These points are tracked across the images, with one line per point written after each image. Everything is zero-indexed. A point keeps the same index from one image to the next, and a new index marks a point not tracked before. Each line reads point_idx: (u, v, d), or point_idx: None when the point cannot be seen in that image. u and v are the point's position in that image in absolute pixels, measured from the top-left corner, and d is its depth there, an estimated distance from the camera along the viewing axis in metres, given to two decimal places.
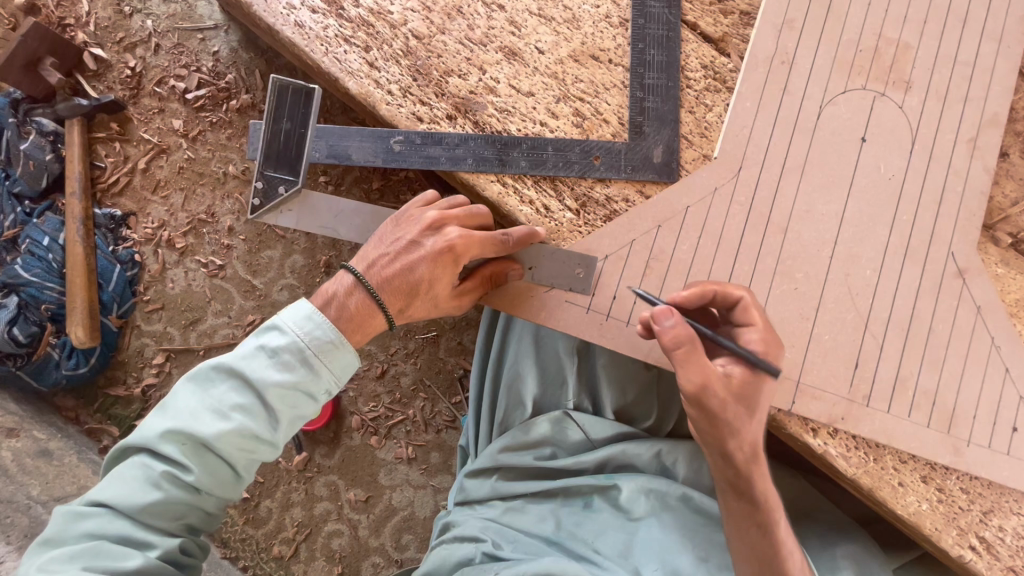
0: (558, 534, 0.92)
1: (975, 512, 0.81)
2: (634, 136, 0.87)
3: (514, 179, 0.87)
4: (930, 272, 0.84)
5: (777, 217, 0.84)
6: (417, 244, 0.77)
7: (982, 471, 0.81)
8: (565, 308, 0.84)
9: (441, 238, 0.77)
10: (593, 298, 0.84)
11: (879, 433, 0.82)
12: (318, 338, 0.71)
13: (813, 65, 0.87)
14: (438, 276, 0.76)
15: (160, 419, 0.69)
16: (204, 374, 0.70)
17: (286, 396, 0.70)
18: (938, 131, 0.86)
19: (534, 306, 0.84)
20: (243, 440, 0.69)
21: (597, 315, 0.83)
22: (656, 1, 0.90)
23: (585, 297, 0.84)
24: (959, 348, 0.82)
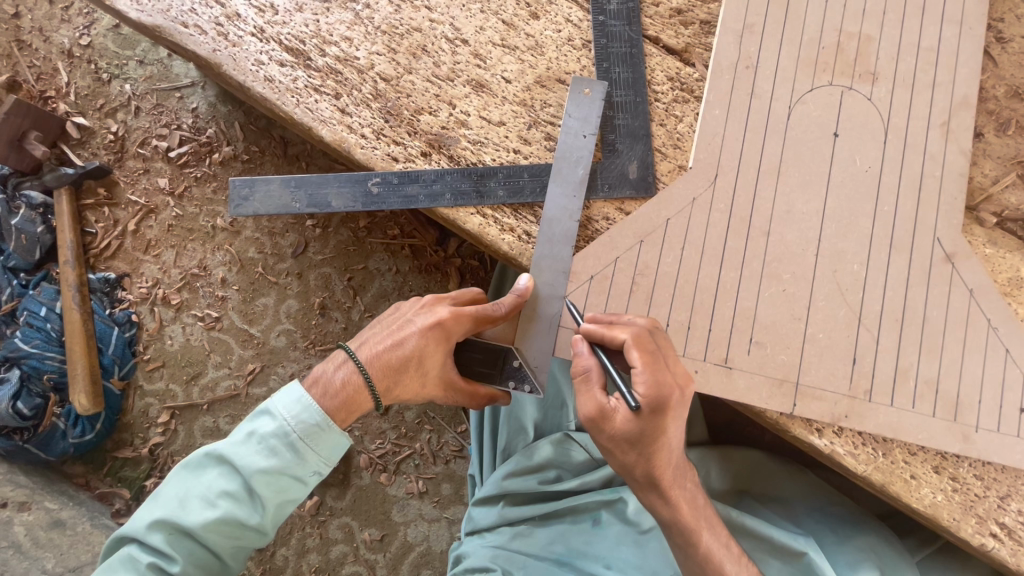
0: (569, 554, 0.92)
1: (992, 498, 0.80)
2: (608, 155, 0.88)
3: (492, 210, 0.87)
4: (918, 260, 0.83)
5: (757, 220, 0.84)
6: (409, 321, 0.78)
7: (996, 456, 0.80)
8: (557, 330, 0.83)
9: (432, 315, 0.77)
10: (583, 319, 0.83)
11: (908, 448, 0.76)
12: (304, 421, 0.71)
13: (777, 67, 0.88)
14: (429, 349, 0.76)
15: (152, 507, 0.71)
16: (195, 462, 0.72)
17: (266, 482, 0.70)
18: (910, 119, 0.87)
19: (524, 333, 0.84)
20: (235, 525, 0.70)
21: None
22: (617, 20, 0.92)
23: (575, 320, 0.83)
24: (957, 333, 0.82)
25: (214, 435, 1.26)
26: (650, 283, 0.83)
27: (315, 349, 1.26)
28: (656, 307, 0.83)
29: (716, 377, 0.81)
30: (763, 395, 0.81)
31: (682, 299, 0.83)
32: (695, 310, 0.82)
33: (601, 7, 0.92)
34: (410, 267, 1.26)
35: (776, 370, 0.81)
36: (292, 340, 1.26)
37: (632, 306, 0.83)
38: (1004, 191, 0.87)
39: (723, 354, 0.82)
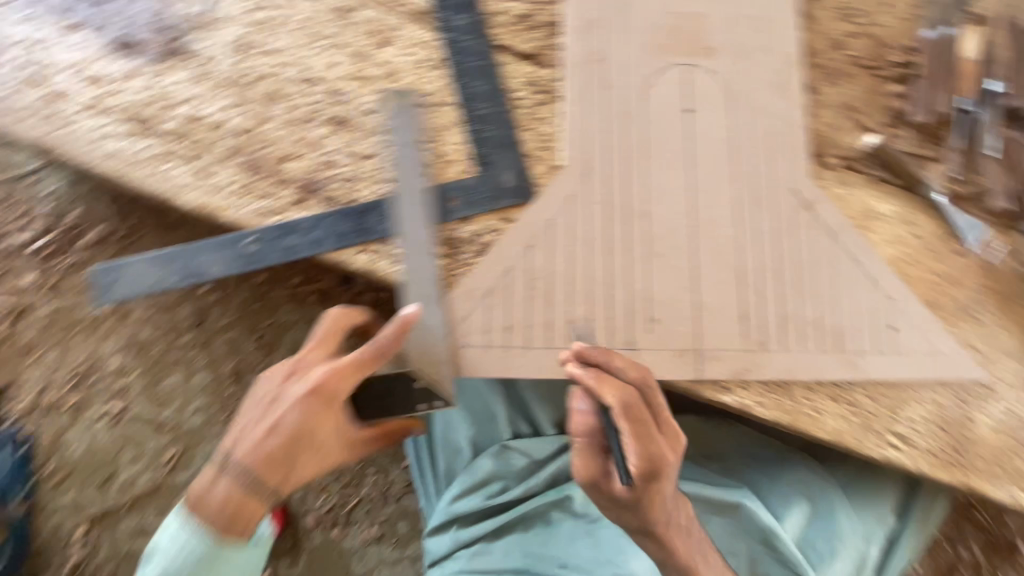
0: (528, 561, 0.94)
1: (885, 412, 0.88)
2: (483, 168, 0.89)
3: (379, 244, 0.86)
4: (782, 212, 0.90)
5: (634, 204, 0.87)
6: (281, 396, 0.75)
7: (881, 374, 0.87)
8: (463, 352, 0.82)
9: (306, 380, 0.75)
10: (488, 336, 0.82)
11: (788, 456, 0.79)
12: (188, 555, 0.72)
13: (624, 56, 0.93)
14: (311, 418, 0.74)
15: None
16: None
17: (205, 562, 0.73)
18: (752, 86, 0.93)
19: (429, 362, 0.82)
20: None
21: (496, 350, 0.82)
22: (466, 35, 0.93)
23: (479, 337, 0.82)
24: (829, 272, 0.89)
25: (142, 534, 1.17)
26: (546, 286, 0.83)
27: (236, 419, 1.19)
28: (556, 308, 0.83)
29: (629, 361, 0.83)
30: (673, 368, 0.84)
31: (581, 293, 0.84)
32: (594, 302, 0.84)
33: (450, 25, 0.93)
34: (320, 312, 1.21)
35: (679, 341, 0.85)
36: (210, 415, 1.19)
37: (531, 312, 0.83)
38: (843, 135, 0.96)
39: (628, 338, 0.83)
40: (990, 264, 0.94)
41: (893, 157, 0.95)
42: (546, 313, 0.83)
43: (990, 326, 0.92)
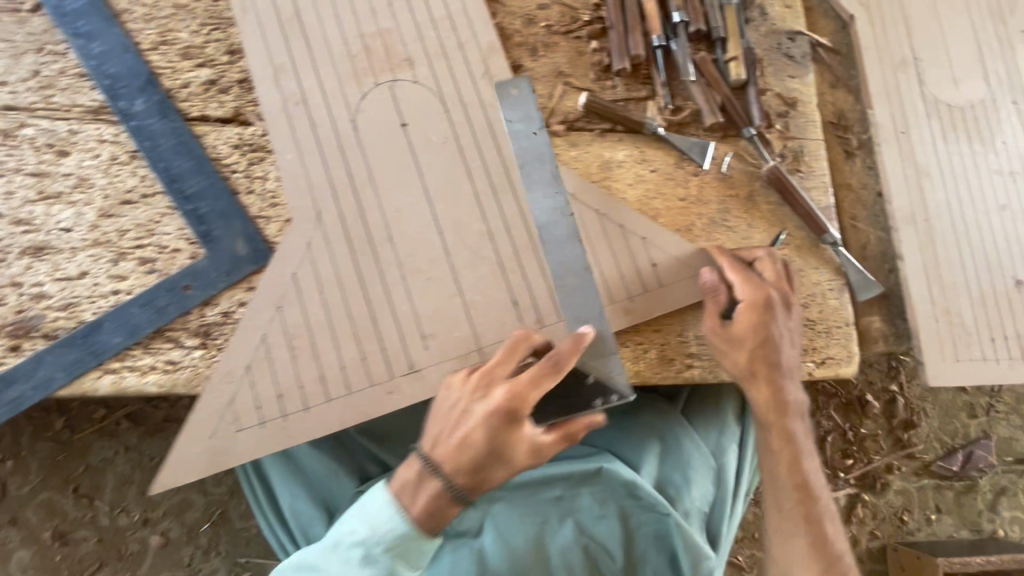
0: None
1: (672, 338, 0.94)
2: (208, 246, 0.84)
3: (118, 360, 0.80)
4: (524, 191, 0.89)
5: (373, 232, 0.85)
6: None
7: (656, 310, 0.91)
8: (240, 436, 0.79)
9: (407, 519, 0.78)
10: (260, 410, 0.79)
11: (749, 286, 0.87)
12: None
13: (324, 92, 0.91)
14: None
15: None
16: None
17: (403, 544, 0.75)
18: (456, 82, 0.93)
19: (211, 456, 0.78)
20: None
21: (273, 421, 0.79)
22: (149, 117, 0.87)
23: (251, 415, 0.79)
24: (581, 235, 0.91)
25: None
26: (307, 340, 0.81)
27: None
28: (323, 359, 0.81)
29: (410, 386, 0.81)
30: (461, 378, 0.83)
31: (342, 337, 0.82)
32: (359, 339, 0.82)
33: (129, 113, 0.87)
34: (136, 437, 1.12)
35: (459, 350, 0.83)
36: None
37: (298, 372, 0.80)
38: (559, 101, 1.00)
39: (404, 361, 0.82)
40: (722, 173, 1.02)
41: (603, 108, 0.98)
42: (317, 368, 0.81)
43: (737, 227, 1.00)
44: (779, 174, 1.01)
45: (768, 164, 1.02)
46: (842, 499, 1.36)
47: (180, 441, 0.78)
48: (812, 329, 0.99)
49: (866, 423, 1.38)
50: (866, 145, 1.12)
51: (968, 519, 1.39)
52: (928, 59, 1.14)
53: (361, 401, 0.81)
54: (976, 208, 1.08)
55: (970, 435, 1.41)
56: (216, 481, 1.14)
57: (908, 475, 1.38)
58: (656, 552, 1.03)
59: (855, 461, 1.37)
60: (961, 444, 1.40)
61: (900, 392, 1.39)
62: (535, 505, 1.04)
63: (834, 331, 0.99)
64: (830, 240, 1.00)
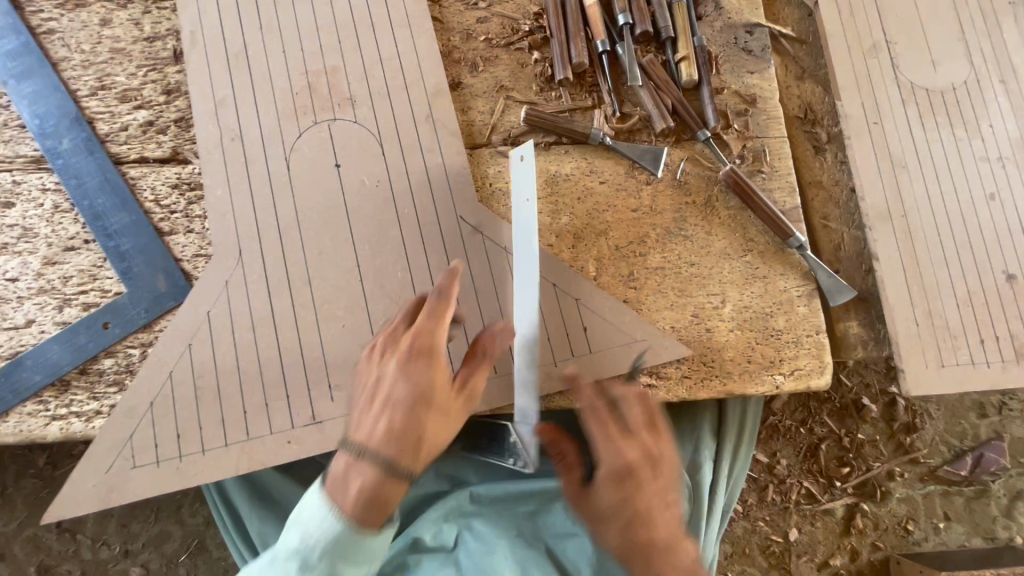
0: None
1: (618, 380, 0.89)
2: (130, 283, 0.86)
3: (39, 395, 0.82)
4: (450, 241, 0.90)
5: (294, 276, 0.86)
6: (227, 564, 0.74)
7: (578, 380, 0.88)
8: (135, 471, 0.79)
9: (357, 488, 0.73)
10: (158, 449, 0.80)
11: (609, 450, 0.81)
12: None
13: (261, 130, 0.91)
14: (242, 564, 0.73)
15: None
16: None
17: (424, 491, 0.70)
18: (397, 122, 0.93)
19: (101, 490, 0.78)
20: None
21: (169, 463, 0.80)
22: (81, 159, 0.89)
23: (151, 452, 0.80)
24: (507, 292, 0.89)
25: None
26: (212, 384, 0.82)
27: None
28: (231, 412, 0.82)
29: (310, 437, 0.82)
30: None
31: (250, 383, 0.83)
32: (266, 386, 0.83)
33: (56, 151, 0.89)
34: None
35: None
36: None
37: (203, 418, 0.81)
38: (501, 117, 0.98)
39: (309, 412, 0.83)
40: (677, 180, 0.97)
41: (546, 122, 0.96)
42: (234, 412, 0.82)
43: (694, 235, 0.95)
44: (737, 178, 0.95)
45: (725, 166, 0.96)
46: (839, 509, 1.29)
47: (76, 473, 0.78)
48: (780, 339, 0.93)
49: (863, 428, 1.30)
50: (837, 138, 1.05)
51: (981, 526, 1.30)
52: (903, 42, 1.06)
53: (260, 450, 0.81)
54: (959, 200, 1.00)
55: (980, 437, 1.32)
56: (193, 511, 1.15)
57: (911, 481, 1.30)
58: None
59: (852, 469, 1.29)
60: (970, 446, 1.31)
61: (900, 394, 1.31)
62: (507, 522, 0.98)
63: (803, 341, 0.93)
64: (795, 245, 0.94)
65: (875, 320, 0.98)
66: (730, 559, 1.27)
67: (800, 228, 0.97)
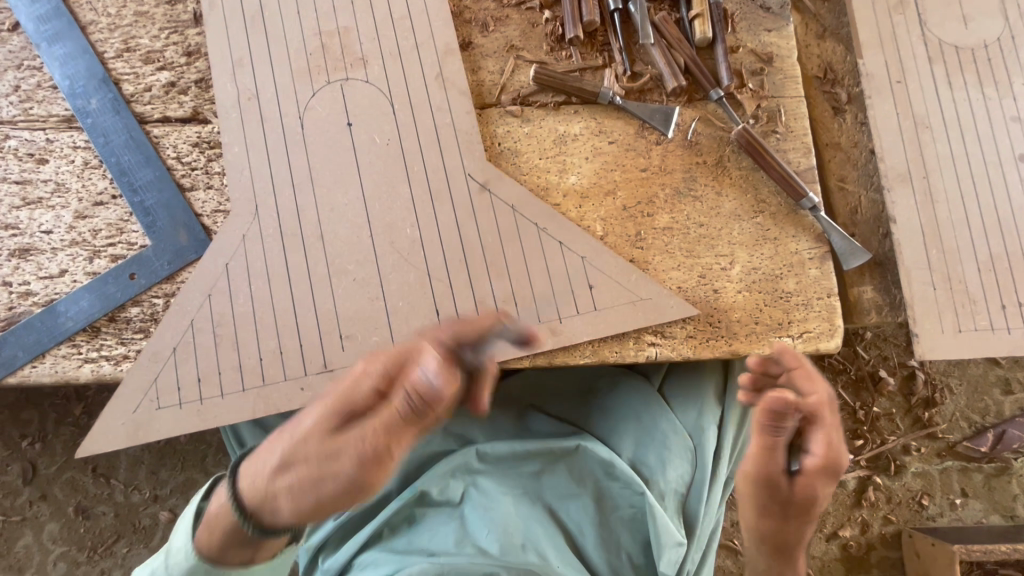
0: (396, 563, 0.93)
1: (623, 336, 0.90)
2: (155, 236, 0.90)
3: (72, 340, 0.87)
4: (458, 198, 0.91)
5: (308, 230, 0.89)
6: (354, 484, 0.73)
7: (584, 335, 0.89)
8: (160, 412, 0.84)
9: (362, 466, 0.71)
10: (181, 392, 0.84)
11: (828, 450, 0.83)
12: None
13: (276, 89, 0.93)
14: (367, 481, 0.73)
15: None
16: None
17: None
18: (407, 83, 0.94)
19: (129, 428, 0.83)
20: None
21: (191, 405, 0.84)
22: (108, 119, 0.93)
23: (174, 394, 0.84)
24: (514, 248, 0.90)
25: None
26: (230, 332, 0.86)
27: (99, 553, 1.18)
28: (247, 359, 0.86)
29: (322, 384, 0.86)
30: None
31: (266, 331, 0.87)
32: (281, 334, 0.86)
33: (85, 111, 0.93)
34: None
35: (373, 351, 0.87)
36: (72, 561, 1.18)
37: (222, 363, 0.85)
38: (511, 77, 0.98)
39: (322, 360, 0.86)
40: (688, 140, 0.96)
41: (556, 81, 0.96)
42: (251, 359, 0.86)
43: (704, 196, 0.95)
44: (750, 137, 0.94)
45: (738, 126, 0.95)
46: (851, 481, 1.27)
47: (105, 412, 0.84)
48: (789, 301, 0.92)
49: (879, 401, 1.28)
50: (858, 98, 1.02)
51: (1000, 504, 1.27)
52: None
53: (275, 395, 0.85)
54: (986, 161, 0.96)
55: (1003, 413, 1.28)
56: (216, 462, 1.22)
57: (928, 456, 1.28)
58: (628, 535, 0.98)
59: (865, 442, 1.28)
60: (992, 422, 1.28)
61: (920, 367, 1.28)
62: (510, 483, 0.99)
63: (814, 304, 0.91)
64: (808, 206, 0.93)
65: (891, 285, 0.96)
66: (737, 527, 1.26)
67: (814, 189, 0.95)
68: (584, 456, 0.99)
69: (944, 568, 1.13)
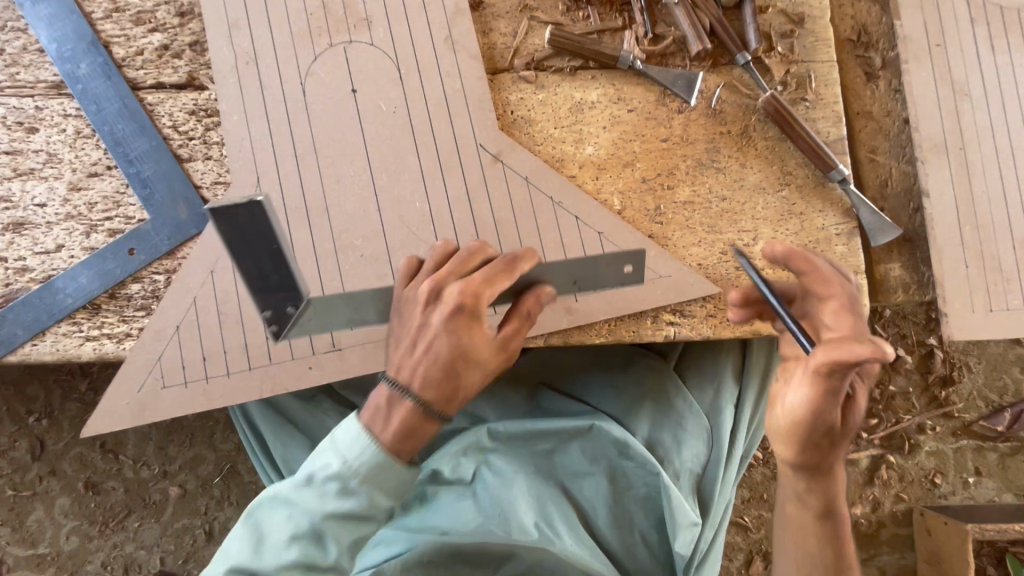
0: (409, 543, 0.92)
1: (641, 315, 0.87)
2: (153, 209, 0.86)
3: (72, 318, 0.84)
4: (469, 169, 0.87)
5: (312, 203, 0.85)
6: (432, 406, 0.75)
7: (601, 314, 0.86)
8: (165, 391, 0.82)
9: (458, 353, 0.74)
10: (186, 370, 0.82)
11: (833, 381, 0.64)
12: None
13: (276, 52, 0.88)
14: (472, 368, 0.75)
15: None
16: None
17: (376, 474, 0.70)
18: (415, 46, 0.89)
19: (134, 408, 0.81)
20: (304, 571, 0.69)
21: (197, 384, 0.82)
22: (99, 84, 0.88)
23: (179, 373, 0.82)
24: (528, 222, 0.86)
25: None
26: (235, 310, 0.83)
27: (110, 528, 1.18)
28: (253, 337, 0.83)
29: (330, 363, 0.84)
30: (380, 359, 0.84)
31: None
32: None
33: (74, 76, 0.88)
34: None
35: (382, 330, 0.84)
36: (84, 535, 1.18)
37: (227, 342, 0.83)
38: (525, 40, 0.92)
39: (330, 339, 0.84)
40: (711, 108, 0.91)
41: (573, 44, 0.90)
42: (256, 338, 0.83)
43: (728, 167, 0.90)
44: (777, 105, 0.88)
45: (766, 92, 0.89)
46: (864, 459, 1.26)
47: (109, 392, 0.81)
48: None
49: (896, 380, 1.25)
50: (893, 63, 0.96)
51: (1014, 483, 1.26)
52: None
53: (282, 374, 0.83)
54: None
55: (1021, 393, 1.26)
56: (224, 438, 1.21)
57: (943, 436, 1.26)
58: (642, 514, 0.97)
59: (880, 421, 1.26)
60: (1010, 402, 1.25)
61: (939, 346, 1.24)
62: (523, 461, 0.98)
63: None
64: (837, 178, 0.88)
65: (920, 262, 0.92)
66: (747, 504, 1.26)
67: (844, 161, 0.90)
68: (597, 435, 0.98)
69: (956, 546, 1.13)
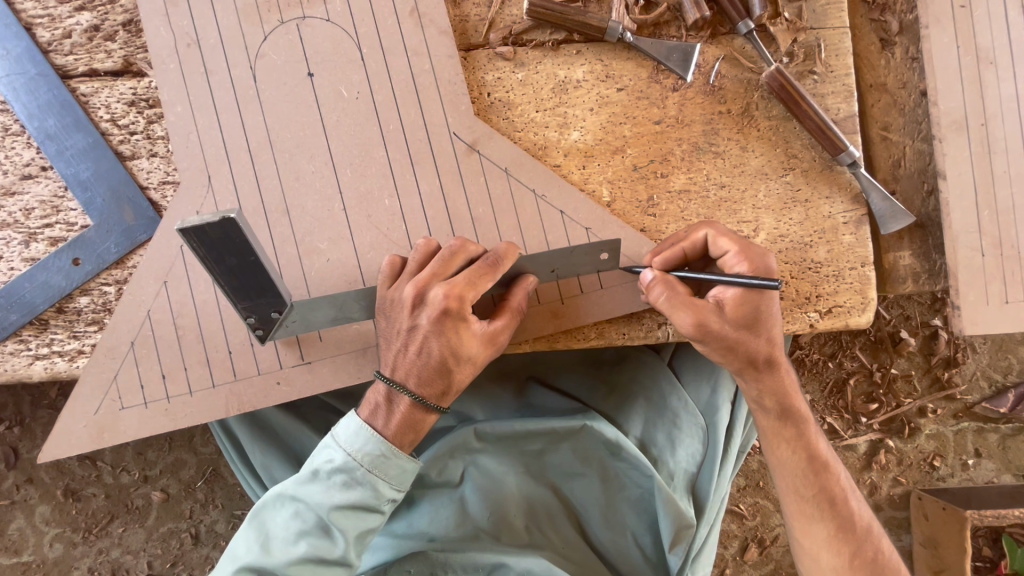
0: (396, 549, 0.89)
1: (633, 315, 0.81)
2: (96, 214, 0.79)
3: (17, 335, 0.78)
4: (442, 162, 0.79)
5: (271, 204, 0.77)
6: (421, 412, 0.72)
7: (589, 316, 0.80)
8: (124, 413, 0.77)
9: (448, 354, 0.70)
10: (145, 390, 0.77)
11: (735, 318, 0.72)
12: None
13: (219, 32, 0.78)
14: (463, 366, 0.71)
15: None
16: None
17: (382, 463, 0.71)
18: (376, 21, 0.79)
19: (91, 431, 0.76)
20: (315, 566, 0.70)
21: (158, 403, 0.77)
22: (22, 73, 0.78)
23: (138, 393, 0.77)
24: (509, 219, 0.79)
25: None
26: (194, 322, 0.77)
27: (94, 534, 1.16)
28: (215, 352, 0.77)
29: (300, 377, 0.78)
30: (353, 370, 0.79)
31: (233, 320, 0.77)
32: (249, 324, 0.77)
33: None
34: None
35: (354, 340, 0.79)
36: (67, 542, 1.16)
37: (187, 358, 0.77)
38: (500, 11, 0.82)
39: (299, 352, 0.78)
40: (710, 85, 0.82)
41: (554, 14, 0.80)
42: (218, 352, 0.77)
43: (727, 151, 0.82)
44: (784, 80, 0.79)
45: (770, 66, 0.80)
46: (862, 444, 1.24)
47: (63, 414, 0.76)
48: (818, 272, 0.82)
49: (898, 362, 1.21)
50: (911, 28, 0.86)
51: (1013, 463, 1.24)
52: None
53: (249, 391, 0.78)
54: None
55: None
56: (205, 441, 1.17)
57: (944, 418, 1.23)
58: (635, 514, 0.93)
59: (880, 405, 1.22)
60: (1014, 382, 1.22)
61: (944, 327, 1.19)
62: (510, 462, 0.93)
63: (844, 275, 0.82)
64: (847, 161, 0.80)
65: (931, 250, 0.86)
66: (743, 491, 1.24)
67: (854, 141, 0.82)
68: (587, 435, 0.92)
69: (954, 531, 1.11)
